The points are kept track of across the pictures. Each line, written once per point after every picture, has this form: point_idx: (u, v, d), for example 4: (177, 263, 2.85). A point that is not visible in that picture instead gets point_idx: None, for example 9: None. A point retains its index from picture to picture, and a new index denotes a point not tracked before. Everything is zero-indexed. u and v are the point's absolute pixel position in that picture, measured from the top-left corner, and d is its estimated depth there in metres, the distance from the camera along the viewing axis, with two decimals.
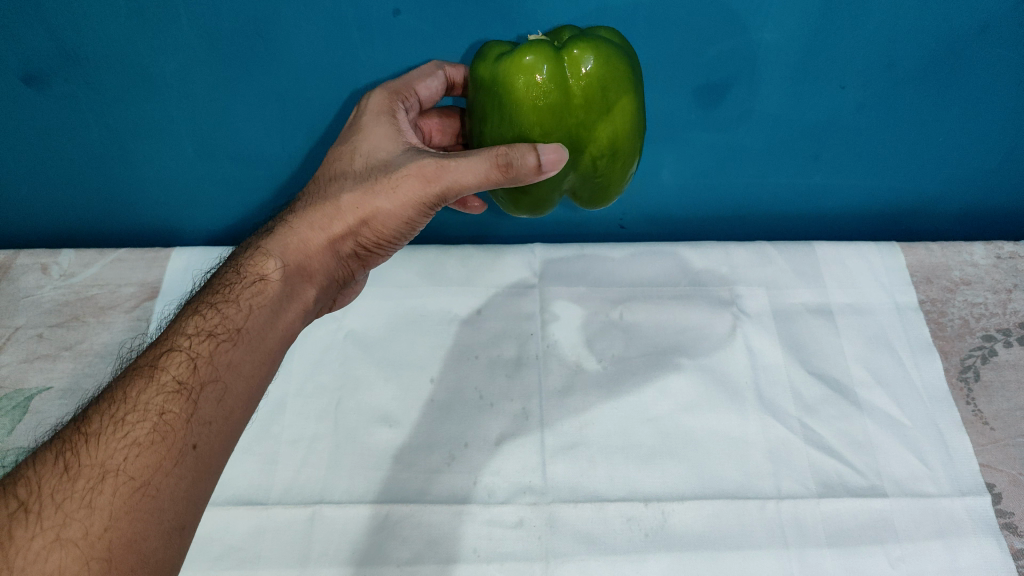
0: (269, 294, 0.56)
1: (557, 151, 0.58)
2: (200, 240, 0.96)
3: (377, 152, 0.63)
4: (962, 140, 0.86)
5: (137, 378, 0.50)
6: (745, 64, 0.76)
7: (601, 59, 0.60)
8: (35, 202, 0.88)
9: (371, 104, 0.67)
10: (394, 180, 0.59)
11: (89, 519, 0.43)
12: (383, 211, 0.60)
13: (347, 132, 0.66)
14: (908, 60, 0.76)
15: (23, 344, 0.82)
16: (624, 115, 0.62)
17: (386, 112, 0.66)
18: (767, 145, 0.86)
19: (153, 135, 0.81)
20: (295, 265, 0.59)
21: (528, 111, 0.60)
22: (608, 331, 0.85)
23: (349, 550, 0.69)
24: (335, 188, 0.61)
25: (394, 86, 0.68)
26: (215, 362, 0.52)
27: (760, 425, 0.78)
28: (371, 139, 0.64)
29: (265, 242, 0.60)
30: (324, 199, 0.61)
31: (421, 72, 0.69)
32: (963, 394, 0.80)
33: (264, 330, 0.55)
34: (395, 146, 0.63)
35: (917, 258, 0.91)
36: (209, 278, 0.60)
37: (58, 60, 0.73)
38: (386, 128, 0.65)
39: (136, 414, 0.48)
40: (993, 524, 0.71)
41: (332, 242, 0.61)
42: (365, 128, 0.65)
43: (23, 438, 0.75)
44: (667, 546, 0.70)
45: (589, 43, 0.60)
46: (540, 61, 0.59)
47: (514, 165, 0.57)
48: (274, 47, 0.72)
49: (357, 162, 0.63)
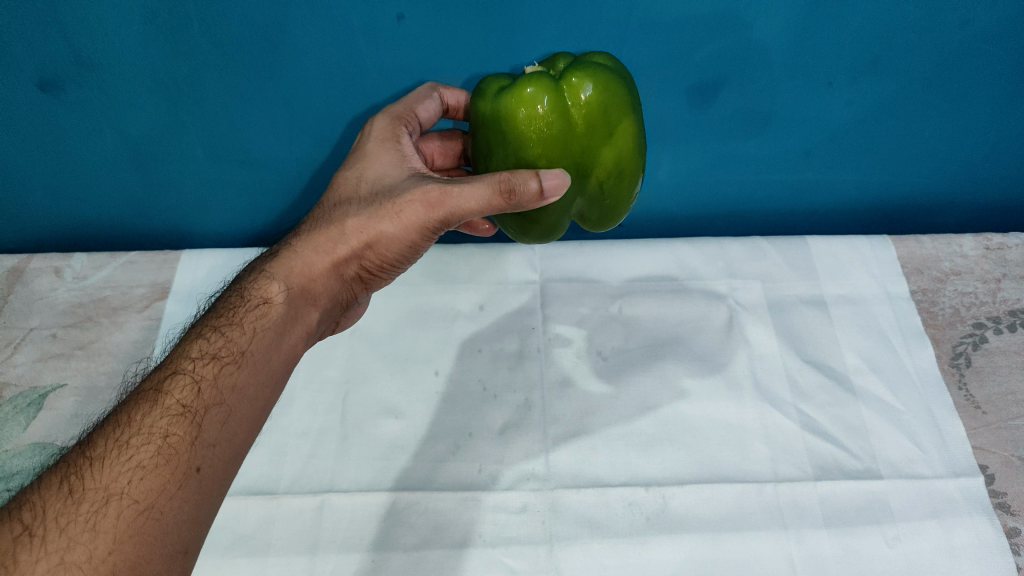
0: (273, 317, 0.58)
1: (559, 178, 0.60)
2: (210, 243, 0.98)
3: (382, 176, 0.65)
4: (948, 134, 0.88)
5: (142, 402, 0.52)
6: (736, 63, 0.78)
7: (599, 84, 0.62)
8: (49, 206, 0.91)
9: (375, 130, 0.69)
10: (399, 206, 0.61)
11: (93, 542, 0.44)
12: (385, 235, 0.62)
13: (352, 156, 0.69)
14: (892, 55, 0.79)
15: (37, 344, 0.84)
16: (625, 135, 0.64)
17: (390, 139, 0.68)
18: (758, 145, 0.88)
19: (164, 140, 0.83)
20: (300, 287, 0.61)
21: (534, 143, 0.61)
22: (608, 325, 0.87)
23: (358, 537, 0.71)
24: (340, 212, 0.63)
25: (394, 111, 0.71)
26: (220, 385, 0.54)
27: (757, 412, 0.80)
28: (376, 164, 0.66)
29: (271, 264, 0.62)
30: (327, 222, 0.63)
31: (418, 95, 0.73)
32: (955, 379, 0.82)
33: (268, 352, 0.57)
34: (399, 171, 0.65)
35: (907, 251, 0.93)
36: (214, 302, 0.61)
37: (73, 67, 0.75)
38: (391, 154, 0.67)
39: (141, 437, 0.49)
40: (986, 504, 0.73)
41: (335, 264, 0.63)
42: (370, 154, 0.67)
43: (39, 435, 0.77)
44: (667, 528, 0.72)
45: (586, 70, 0.62)
46: (540, 94, 0.61)
47: (516, 192, 0.59)
48: (283, 53, 0.75)
49: (362, 187, 0.65)
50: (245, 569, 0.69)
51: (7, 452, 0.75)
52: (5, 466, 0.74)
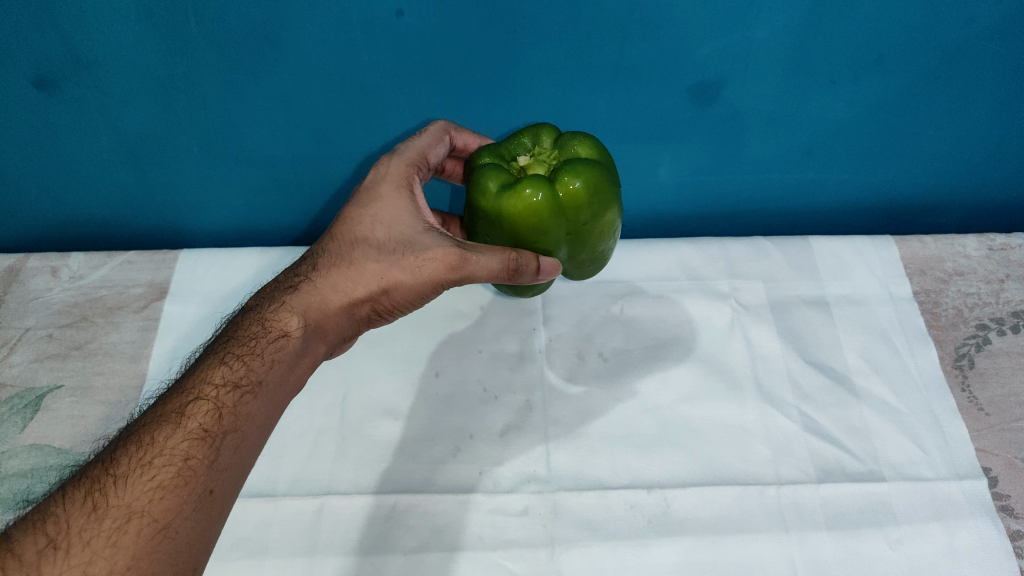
0: (290, 351, 0.60)
1: (554, 269, 0.70)
2: (208, 242, 0.98)
3: (400, 224, 0.66)
4: (951, 134, 0.88)
5: (164, 423, 0.54)
6: (739, 61, 0.78)
7: (590, 184, 0.69)
8: (45, 204, 0.90)
9: (390, 173, 0.69)
10: (420, 260, 0.63)
11: (113, 557, 0.47)
12: (403, 285, 0.64)
13: (365, 194, 0.68)
14: (896, 54, 0.78)
15: (33, 344, 0.83)
16: (609, 224, 0.72)
17: (405, 186, 0.69)
18: (760, 144, 0.88)
19: (161, 139, 0.83)
20: (316, 324, 0.62)
21: (531, 237, 0.69)
22: (609, 325, 0.86)
23: (357, 540, 0.70)
24: (360, 252, 0.64)
25: (408, 156, 0.71)
26: (238, 413, 0.56)
27: (759, 413, 0.80)
28: (392, 209, 0.67)
29: (288, 297, 0.63)
30: (346, 262, 0.64)
31: (431, 139, 0.73)
32: (958, 380, 0.82)
33: (282, 385, 0.59)
34: (416, 221, 0.67)
35: (910, 251, 0.93)
36: (229, 326, 0.62)
37: (69, 65, 0.75)
38: (407, 201, 0.68)
39: (162, 458, 0.52)
40: (990, 507, 0.73)
41: (350, 305, 0.64)
42: (382, 198, 0.67)
43: (35, 436, 0.76)
44: (668, 531, 0.71)
45: (578, 170, 0.69)
46: (538, 195, 0.67)
47: (520, 272, 0.66)
48: (281, 50, 0.74)
49: (380, 232, 0.65)
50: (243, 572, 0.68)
51: (4, 454, 0.75)
52: (1, 467, 0.74)
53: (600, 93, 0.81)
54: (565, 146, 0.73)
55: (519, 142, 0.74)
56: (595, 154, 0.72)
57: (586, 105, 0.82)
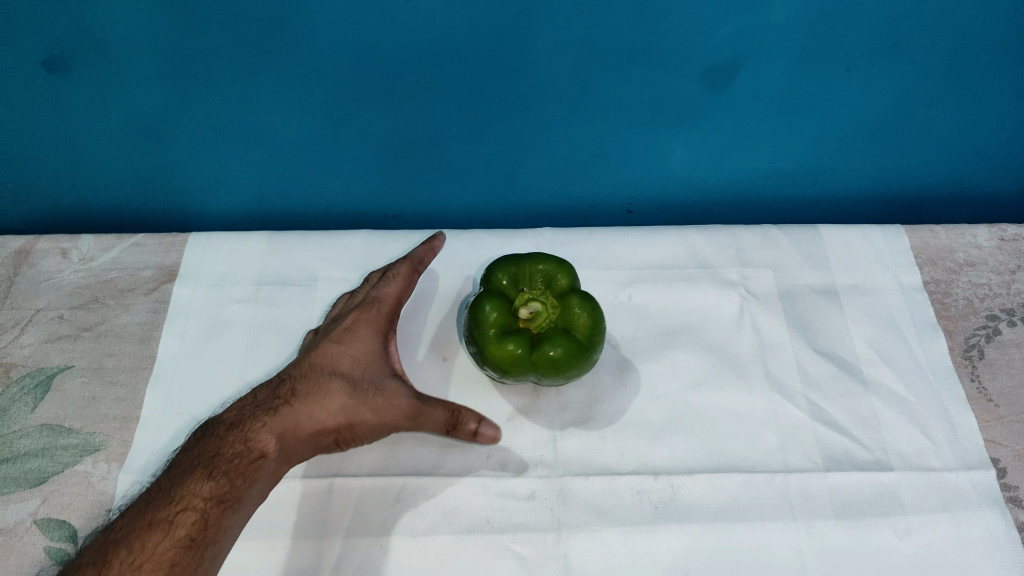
0: (264, 474, 0.65)
1: (493, 431, 0.72)
2: (217, 225, 0.98)
3: (370, 364, 0.73)
4: (965, 122, 0.87)
5: (152, 532, 0.61)
6: (752, 46, 0.77)
7: (568, 355, 0.73)
8: (55, 184, 0.90)
9: (370, 309, 0.75)
10: (386, 403, 0.70)
11: None
12: (366, 421, 0.70)
13: (343, 327, 0.74)
14: (911, 40, 0.78)
15: (44, 325, 0.84)
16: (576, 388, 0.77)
17: (382, 327, 0.75)
18: (772, 131, 0.87)
19: (171, 121, 0.83)
20: (289, 446, 0.68)
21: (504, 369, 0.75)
22: (618, 313, 0.86)
23: (366, 521, 0.71)
24: (334, 384, 0.70)
25: (388, 295, 0.77)
26: (218, 528, 0.62)
27: (767, 401, 0.80)
28: (366, 347, 0.73)
29: (268, 417, 0.68)
30: (321, 392, 0.70)
31: (404, 280, 0.78)
32: (967, 371, 0.82)
33: (256, 503, 0.65)
34: (384, 364, 0.73)
35: (921, 240, 0.92)
36: (211, 428, 0.68)
37: (81, 45, 0.75)
38: (379, 342, 0.74)
39: (148, 565, 0.59)
40: (998, 497, 0.73)
41: (318, 432, 0.69)
42: (359, 334, 0.74)
43: (46, 417, 0.77)
44: (676, 517, 0.72)
45: (561, 341, 0.74)
46: (517, 348, 0.74)
47: (458, 430, 0.71)
48: (293, 31, 0.74)
49: (352, 368, 0.72)
50: (252, 553, 0.69)
51: (15, 434, 0.75)
52: (12, 446, 0.74)
53: (612, 79, 0.80)
54: (566, 297, 0.78)
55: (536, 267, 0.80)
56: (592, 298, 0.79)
57: (598, 91, 0.81)
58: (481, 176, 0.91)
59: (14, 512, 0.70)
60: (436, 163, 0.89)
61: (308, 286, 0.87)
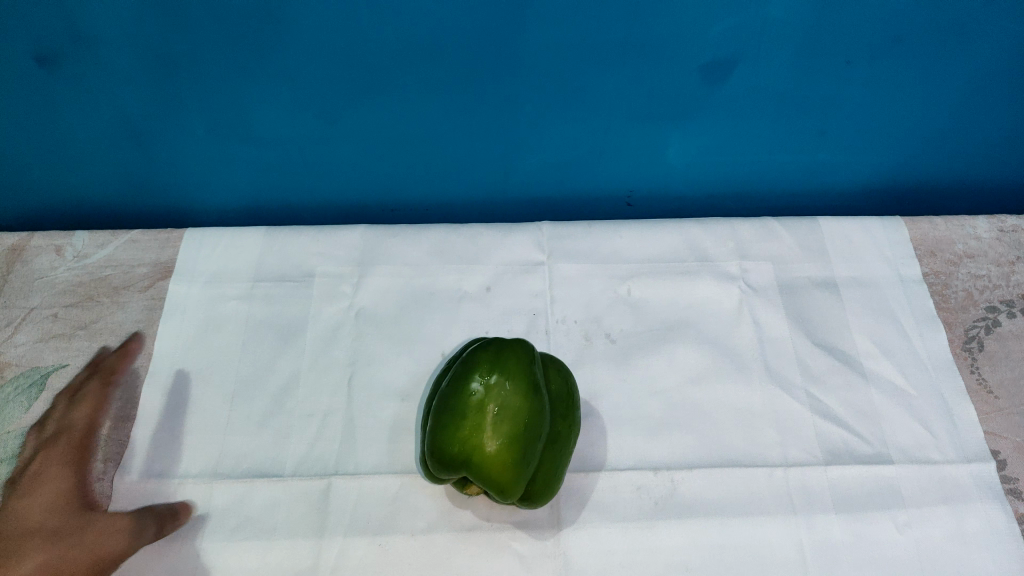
0: None
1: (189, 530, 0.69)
2: (212, 221, 0.97)
3: (58, 509, 0.71)
4: (964, 113, 0.87)
5: None
6: (751, 38, 0.76)
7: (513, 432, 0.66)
8: (47, 180, 0.89)
9: (52, 454, 0.74)
10: (79, 544, 0.69)
11: None
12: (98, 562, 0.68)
13: (27, 479, 0.73)
14: (911, 31, 0.77)
15: (38, 323, 0.83)
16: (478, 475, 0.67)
17: (68, 461, 0.73)
18: (771, 123, 0.87)
19: (163, 116, 0.82)
20: None
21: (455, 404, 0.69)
22: (617, 306, 0.86)
23: (365, 519, 0.70)
24: (29, 544, 0.69)
25: (65, 433, 0.75)
26: None
27: (766, 395, 0.79)
28: (48, 491, 0.72)
29: None
30: (19, 552, 0.69)
31: (85, 405, 0.76)
32: (967, 363, 0.82)
33: None
34: (71, 502, 0.71)
35: (921, 231, 0.92)
36: None
37: (71, 41, 0.74)
38: (66, 479, 0.72)
39: None
40: (997, 490, 0.73)
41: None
42: (44, 479, 0.72)
43: (40, 417, 0.77)
44: (676, 513, 0.71)
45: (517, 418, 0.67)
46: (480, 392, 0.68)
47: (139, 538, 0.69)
48: (286, 26, 0.73)
49: (39, 522, 0.70)
50: (251, 552, 0.68)
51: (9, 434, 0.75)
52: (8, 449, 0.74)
53: (610, 72, 0.79)
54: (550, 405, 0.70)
55: (518, 365, 0.69)
56: (558, 455, 0.69)
57: (595, 84, 0.81)
58: (478, 170, 0.90)
59: (10, 515, 0.71)
60: (433, 157, 0.88)
61: (304, 282, 0.86)
